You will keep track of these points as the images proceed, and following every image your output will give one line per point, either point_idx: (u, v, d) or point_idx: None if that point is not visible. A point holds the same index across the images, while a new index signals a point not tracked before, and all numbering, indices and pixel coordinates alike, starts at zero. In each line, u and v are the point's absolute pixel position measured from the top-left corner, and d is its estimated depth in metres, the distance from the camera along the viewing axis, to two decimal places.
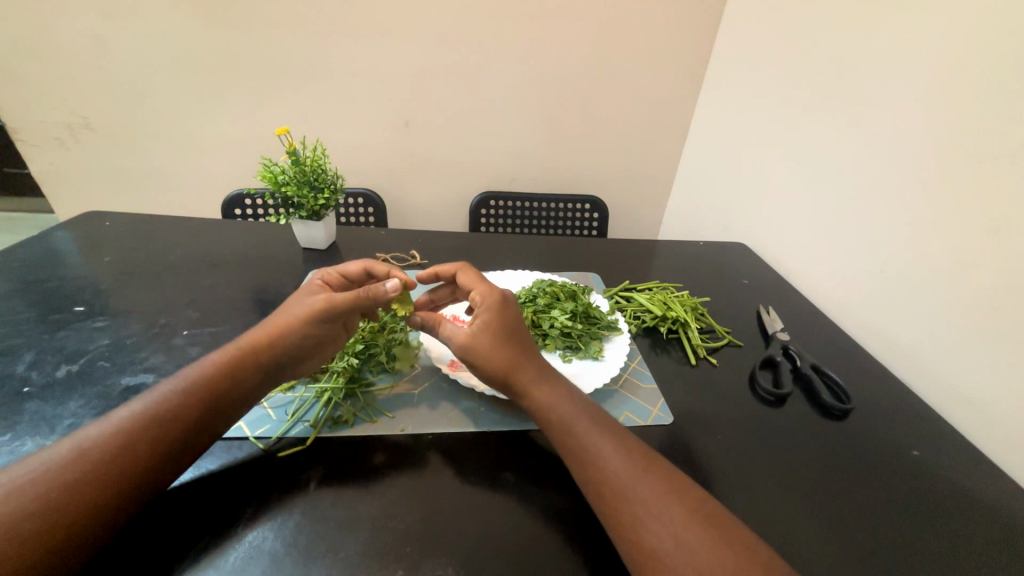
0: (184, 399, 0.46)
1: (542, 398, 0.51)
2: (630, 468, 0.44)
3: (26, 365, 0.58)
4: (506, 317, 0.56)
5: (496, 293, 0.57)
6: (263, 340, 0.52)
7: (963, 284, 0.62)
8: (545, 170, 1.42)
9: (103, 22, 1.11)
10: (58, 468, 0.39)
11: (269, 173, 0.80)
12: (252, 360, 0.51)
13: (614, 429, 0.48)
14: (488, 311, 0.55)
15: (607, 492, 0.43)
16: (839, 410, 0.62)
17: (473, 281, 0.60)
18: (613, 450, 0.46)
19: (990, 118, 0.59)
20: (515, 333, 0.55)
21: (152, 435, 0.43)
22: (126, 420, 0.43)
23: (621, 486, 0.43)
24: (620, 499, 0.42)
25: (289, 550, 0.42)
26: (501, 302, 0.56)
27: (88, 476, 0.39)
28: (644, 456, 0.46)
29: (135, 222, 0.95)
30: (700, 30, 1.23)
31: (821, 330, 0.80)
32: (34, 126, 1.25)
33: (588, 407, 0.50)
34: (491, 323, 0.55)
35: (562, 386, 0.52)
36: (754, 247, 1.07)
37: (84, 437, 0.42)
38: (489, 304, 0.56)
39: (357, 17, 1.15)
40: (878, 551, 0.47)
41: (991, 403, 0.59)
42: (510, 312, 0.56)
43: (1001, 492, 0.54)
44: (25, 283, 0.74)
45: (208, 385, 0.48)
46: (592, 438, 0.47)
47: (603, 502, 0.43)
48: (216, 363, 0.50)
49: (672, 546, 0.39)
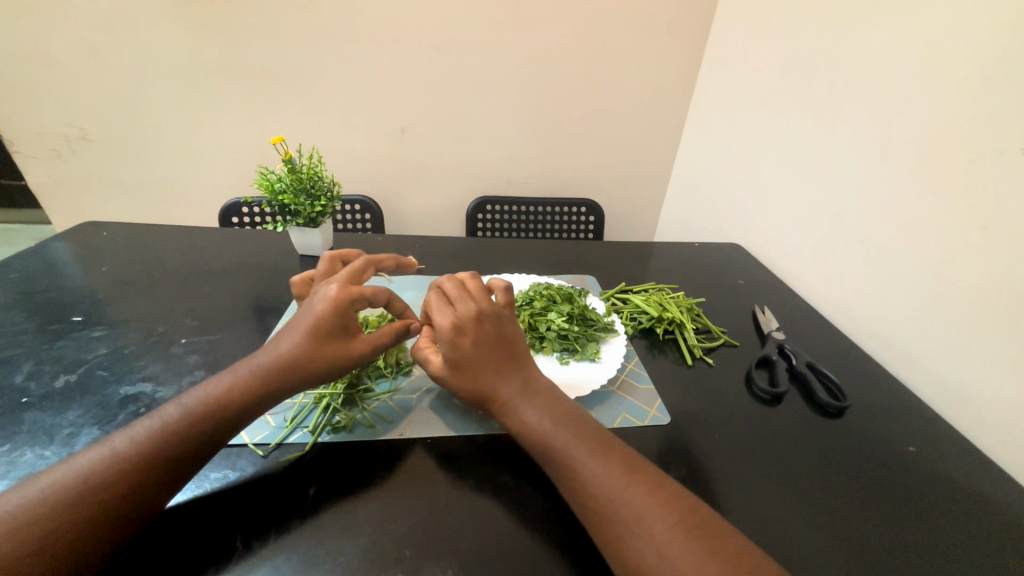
0: (187, 424, 0.45)
1: (518, 424, 0.50)
2: (613, 483, 0.44)
3: (25, 375, 0.59)
4: (464, 340, 0.53)
5: (454, 316, 0.54)
6: (281, 367, 0.50)
7: (956, 280, 0.62)
8: (541, 173, 1.43)
9: (100, 35, 1.12)
10: (53, 499, 0.38)
11: (266, 181, 0.80)
12: (272, 389, 0.49)
13: (597, 440, 0.48)
14: (444, 342, 0.53)
15: (592, 506, 0.43)
16: (835, 408, 0.63)
17: (436, 306, 0.56)
18: (593, 463, 0.45)
19: (981, 119, 0.60)
20: (485, 359, 0.53)
21: (152, 456, 0.42)
22: (124, 446, 0.42)
23: (603, 500, 0.43)
24: (604, 514, 0.42)
25: (289, 555, 0.42)
26: (455, 328, 0.53)
27: (88, 503, 0.39)
28: (628, 466, 0.45)
29: (132, 232, 0.95)
30: (694, 33, 1.24)
31: (817, 329, 0.81)
32: (29, 138, 1.25)
33: (567, 417, 0.50)
34: (454, 353, 0.53)
35: (549, 399, 0.52)
36: (750, 247, 1.08)
37: (80, 463, 0.41)
38: (444, 334, 0.53)
39: (352, 25, 1.15)
40: (875, 550, 0.47)
41: (987, 400, 0.59)
42: (477, 333, 0.53)
43: (998, 488, 0.55)
44: (22, 294, 0.74)
45: (218, 414, 0.46)
46: (574, 453, 0.46)
47: (588, 516, 0.43)
48: (236, 389, 0.48)
49: (656, 562, 0.39)
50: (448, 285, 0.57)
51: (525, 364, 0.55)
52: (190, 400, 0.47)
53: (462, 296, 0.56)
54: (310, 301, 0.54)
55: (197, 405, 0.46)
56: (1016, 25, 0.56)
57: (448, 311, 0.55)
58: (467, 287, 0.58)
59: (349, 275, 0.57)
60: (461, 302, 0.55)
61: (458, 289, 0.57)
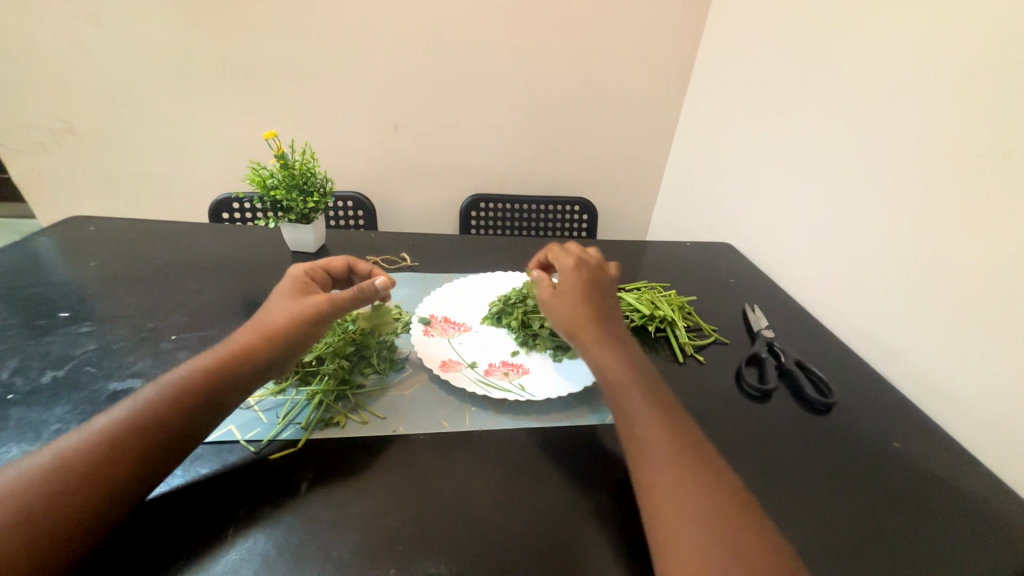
0: (148, 412, 0.44)
1: (595, 346, 0.54)
2: (667, 435, 0.46)
3: (11, 371, 0.58)
4: (584, 274, 0.62)
5: (578, 258, 0.64)
6: (249, 341, 0.52)
7: (941, 280, 0.64)
8: (534, 172, 1.43)
9: (89, 27, 1.11)
10: (6, 498, 0.37)
11: (258, 177, 0.80)
12: (242, 359, 0.51)
13: (662, 397, 0.51)
14: (570, 271, 0.62)
15: (639, 448, 0.46)
16: (822, 404, 0.64)
17: (561, 253, 0.66)
18: (653, 414, 0.48)
19: (966, 124, 0.61)
20: (597, 294, 0.60)
21: (110, 448, 0.41)
22: (81, 442, 0.41)
23: (653, 445, 0.46)
24: (648, 459, 0.45)
25: (281, 551, 0.42)
26: (580, 265, 0.63)
27: (49, 498, 0.38)
28: (681, 428, 0.48)
29: (120, 226, 0.94)
30: (687, 34, 1.25)
31: (805, 327, 0.82)
32: (14, 131, 1.23)
33: (645, 370, 0.53)
34: (574, 281, 0.61)
35: (629, 347, 0.56)
36: (740, 246, 1.09)
37: (35, 462, 0.40)
38: (570, 267, 0.63)
39: (347, 21, 1.15)
40: (862, 543, 0.48)
41: (970, 397, 0.61)
42: (593, 275, 0.62)
43: (979, 483, 0.56)
44: (7, 289, 0.73)
45: (194, 390, 0.47)
46: (641, 398, 0.49)
47: (635, 455, 0.46)
48: (207, 364, 0.49)
49: (684, 512, 0.41)
50: (572, 246, 0.69)
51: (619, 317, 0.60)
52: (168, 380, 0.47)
53: (584, 253, 0.67)
54: (276, 293, 0.59)
55: (175, 382, 0.47)
56: (1007, 29, 0.57)
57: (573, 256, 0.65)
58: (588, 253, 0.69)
59: (309, 269, 0.63)
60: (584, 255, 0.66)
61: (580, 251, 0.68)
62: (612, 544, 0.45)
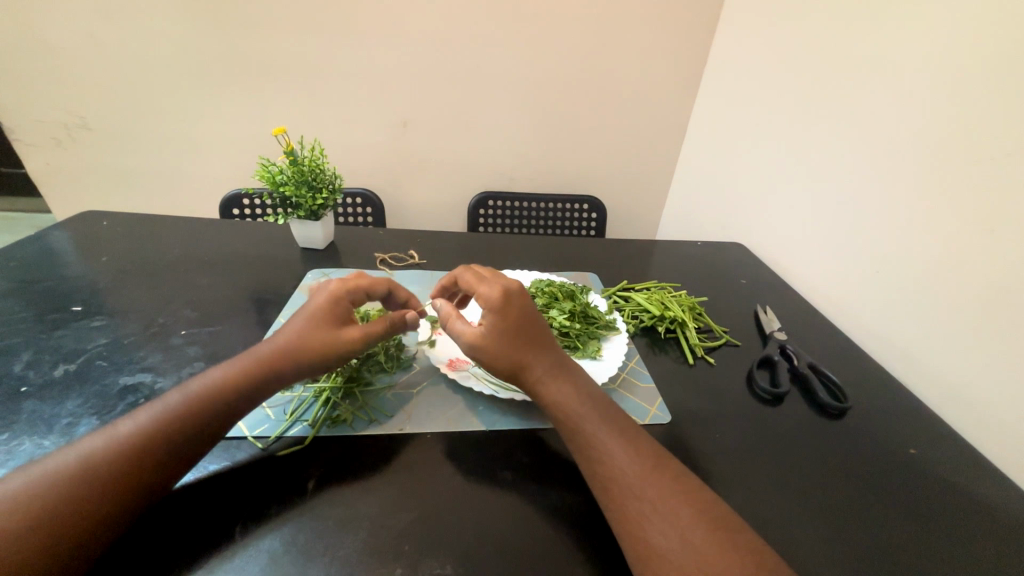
0: (159, 424, 0.44)
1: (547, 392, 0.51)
2: (640, 468, 0.44)
3: (24, 364, 0.58)
4: (513, 309, 0.54)
5: (501, 288, 0.55)
6: (275, 360, 0.51)
7: (959, 282, 0.62)
8: (544, 169, 1.42)
9: (101, 23, 1.11)
10: (29, 504, 0.37)
11: (268, 173, 0.80)
12: (264, 379, 0.50)
13: (624, 426, 0.49)
14: (490, 311, 0.54)
15: (614, 492, 0.44)
16: (836, 409, 0.63)
17: (474, 281, 0.57)
18: (622, 448, 0.46)
19: (988, 122, 0.59)
20: (533, 329, 0.54)
21: (121, 459, 0.41)
22: (92, 452, 0.41)
23: (628, 485, 0.43)
24: (625, 498, 0.43)
25: (288, 548, 0.42)
26: (504, 298, 0.54)
27: (67, 504, 0.38)
28: (654, 454, 0.46)
29: (133, 222, 0.95)
30: (700, 29, 1.23)
31: (819, 329, 0.81)
32: (29, 126, 1.25)
33: (598, 401, 0.51)
34: (505, 321, 0.53)
35: (578, 380, 0.53)
36: (752, 246, 1.08)
37: (45, 469, 0.40)
38: (493, 303, 0.54)
39: (355, 16, 1.15)
40: (875, 552, 0.47)
41: (988, 404, 0.59)
42: (522, 305, 0.55)
43: (998, 491, 0.55)
44: (22, 283, 0.74)
45: (215, 405, 0.47)
46: (603, 436, 0.47)
47: (609, 501, 0.44)
48: (231, 379, 0.49)
49: (677, 545, 0.39)
50: (479, 269, 0.59)
51: (556, 344, 0.56)
52: (193, 391, 0.47)
53: (495, 276, 0.58)
54: (314, 298, 0.56)
55: (199, 394, 0.47)
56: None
57: (493, 283, 0.56)
58: (489, 271, 0.60)
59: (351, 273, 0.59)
60: (498, 279, 0.57)
61: (495, 274, 0.59)
62: (616, 551, 0.44)
